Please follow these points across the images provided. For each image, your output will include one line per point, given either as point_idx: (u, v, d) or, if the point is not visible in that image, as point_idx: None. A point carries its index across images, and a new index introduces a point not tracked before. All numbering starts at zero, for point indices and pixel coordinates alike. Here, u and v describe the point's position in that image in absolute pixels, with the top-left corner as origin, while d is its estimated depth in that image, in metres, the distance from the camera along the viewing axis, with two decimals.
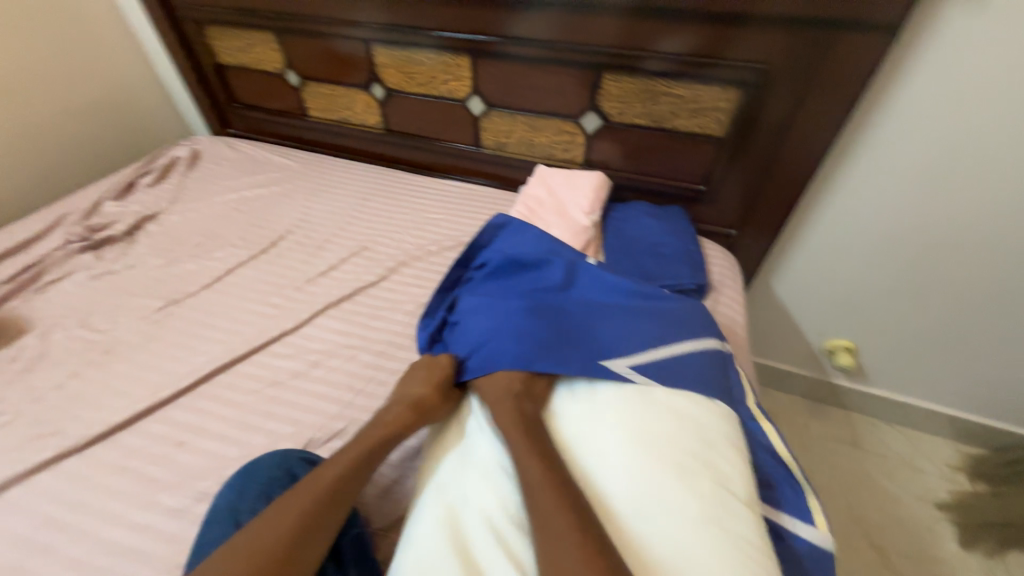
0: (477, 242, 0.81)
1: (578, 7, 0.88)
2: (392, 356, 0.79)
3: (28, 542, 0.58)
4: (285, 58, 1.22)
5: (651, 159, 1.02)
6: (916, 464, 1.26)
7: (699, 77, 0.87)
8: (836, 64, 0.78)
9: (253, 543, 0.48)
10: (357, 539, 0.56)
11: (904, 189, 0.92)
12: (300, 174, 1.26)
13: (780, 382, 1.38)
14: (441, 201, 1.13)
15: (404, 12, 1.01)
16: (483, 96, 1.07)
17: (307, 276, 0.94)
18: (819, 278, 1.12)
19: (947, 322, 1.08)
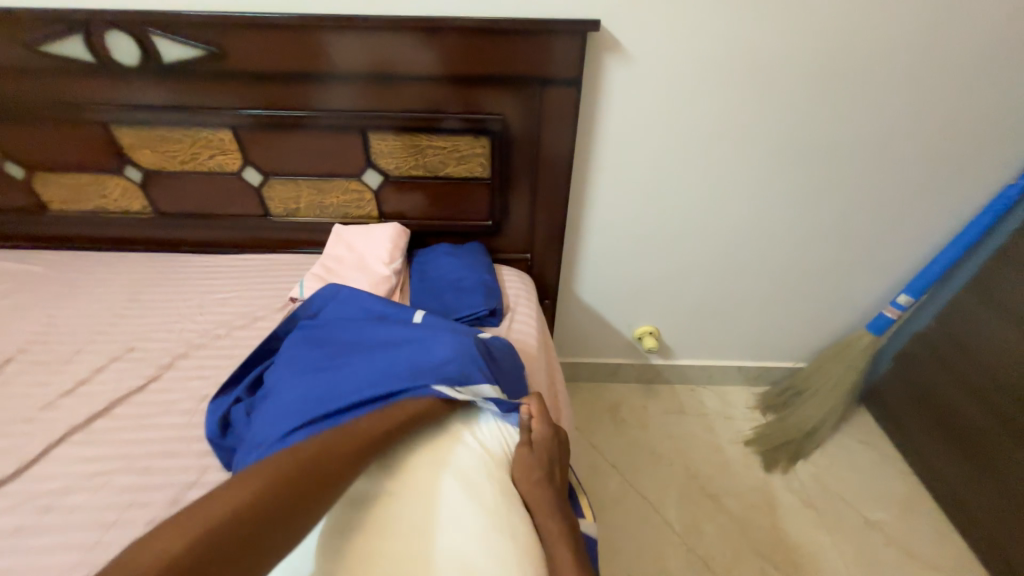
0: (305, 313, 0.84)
1: (380, 79, 0.93)
2: (161, 468, 0.68)
3: None
4: (1, 149, 1.03)
5: (439, 205, 1.10)
6: (727, 413, 1.51)
7: (456, 131, 0.99)
8: (552, 112, 0.96)
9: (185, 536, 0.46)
10: None
11: (638, 199, 1.14)
12: (44, 278, 1.05)
13: (616, 374, 1.56)
14: (231, 279, 1.04)
15: (143, 92, 0.94)
16: (257, 166, 1.04)
17: (44, 400, 0.77)
18: (609, 281, 1.31)
19: (706, 293, 1.36)
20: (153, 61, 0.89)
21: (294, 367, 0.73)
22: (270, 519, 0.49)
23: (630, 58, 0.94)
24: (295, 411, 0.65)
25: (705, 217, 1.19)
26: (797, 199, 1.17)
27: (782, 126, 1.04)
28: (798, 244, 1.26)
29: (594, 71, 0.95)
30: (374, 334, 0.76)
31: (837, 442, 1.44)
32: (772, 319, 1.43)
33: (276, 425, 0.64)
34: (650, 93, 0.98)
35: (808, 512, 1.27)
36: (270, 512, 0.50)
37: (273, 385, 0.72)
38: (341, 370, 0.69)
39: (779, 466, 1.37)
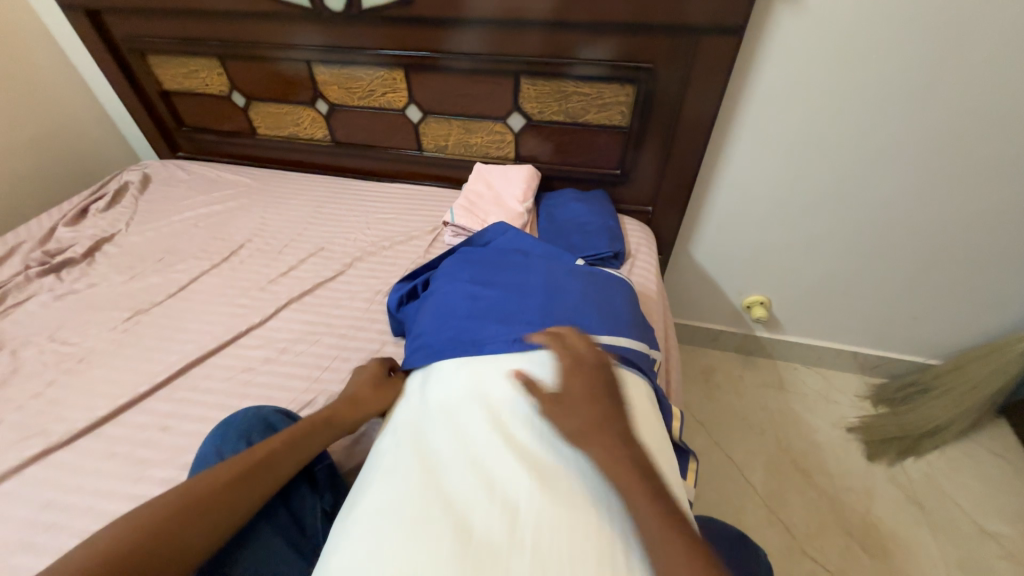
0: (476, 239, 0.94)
1: (516, 23, 1.00)
2: (354, 336, 0.88)
3: (31, 522, 0.64)
4: (230, 80, 1.29)
5: (572, 151, 1.17)
6: (832, 397, 1.46)
7: (601, 78, 1.03)
8: (706, 61, 0.95)
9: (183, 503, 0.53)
10: (328, 467, 0.67)
11: (779, 159, 1.10)
12: (254, 189, 1.33)
13: (714, 341, 1.56)
14: (391, 202, 1.23)
15: (341, 34, 1.11)
16: (419, 104, 1.19)
17: (268, 278, 1.02)
18: (727, 244, 1.29)
19: (836, 268, 1.28)
20: (351, 7, 1.05)
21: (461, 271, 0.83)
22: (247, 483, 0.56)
23: (803, 3, 0.89)
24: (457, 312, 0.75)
25: (851, 184, 1.11)
26: (978, 170, 1.03)
27: (975, 85, 0.92)
28: (966, 223, 1.12)
29: (761, 16, 0.92)
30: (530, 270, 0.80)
31: (961, 448, 1.32)
32: (909, 306, 1.32)
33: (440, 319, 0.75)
34: (818, 43, 0.92)
35: (909, 507, 1.22)
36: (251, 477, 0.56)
37: (441, 282, 0.83)
38: (500, 292, 0.76)
39: (885, 458, 1.31)
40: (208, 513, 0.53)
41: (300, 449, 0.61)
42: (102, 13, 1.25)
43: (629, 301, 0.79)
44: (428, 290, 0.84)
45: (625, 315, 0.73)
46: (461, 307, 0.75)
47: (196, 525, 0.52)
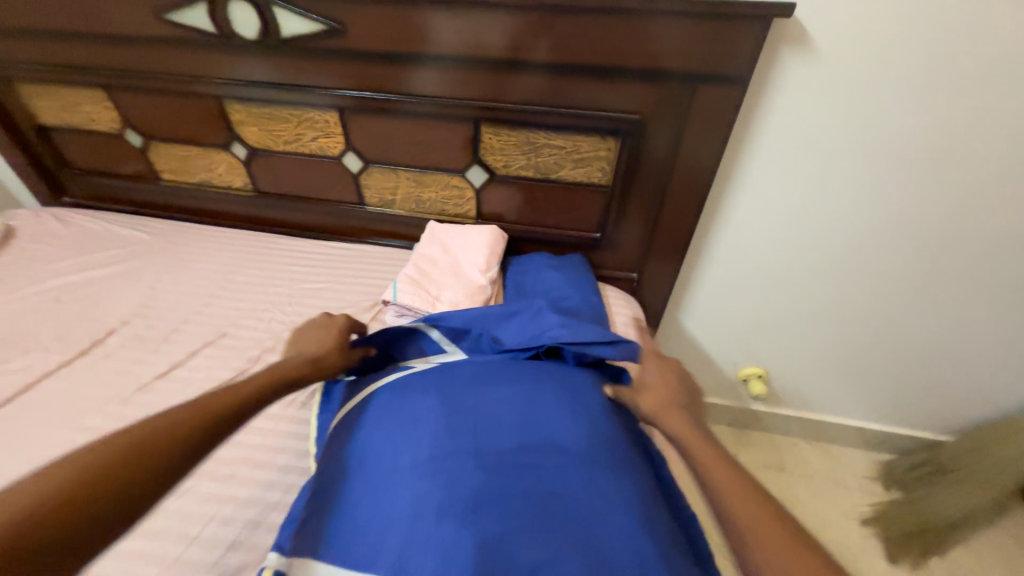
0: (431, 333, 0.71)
1: (473, 62, 0.82)
2: (245, 479, 0.62)
3: None
4: (123, 117, 1.05)
5: (545, 210, 0.98)
6: (839, 480, 1.29)
7: (577, 130, 0.86)
8: (704, 114, 0.80)
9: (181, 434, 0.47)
10: None
11: (777, 225, 0.96)
12: (152, 248, 1.06)
13: (706, 414, 1.38)
14: (322, 269, 1.00)
15: (258, 67, 0.90)
16: (358, 152, 0.98)
17: (141, 381, 0.75)
18: (722, 312, 1.13)
19: (843, 339, 1.14)
20: (270, 35, 0.84)
21: (439, 394, 0.60)
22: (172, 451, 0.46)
23: (815, 52, 0.75)
24: (424, 562, 0.44)
25: (857, 252, 0.98)
26: (1000, 240, 0.92)
27: (1001, 148, 0.81)
28: (984, 295, 1.00)
29: (765, 64, 0.78)
30: (614, 436, 0.57)
31: (984, 539, 1.18)
32: (920, 378, 1.19)
33: (405, 476, 0.51)
34: (827, 97, 0.79)
35: None
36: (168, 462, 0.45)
37: (401, 399, 0.61)
38: (397, 421, 0.58)
39: (908, 558, 1.14)
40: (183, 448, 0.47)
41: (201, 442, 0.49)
42: None
43: (622, 440, 0.57)
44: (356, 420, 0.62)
45: (581, 521, 0.47)
46: (455, 538, 0.45)
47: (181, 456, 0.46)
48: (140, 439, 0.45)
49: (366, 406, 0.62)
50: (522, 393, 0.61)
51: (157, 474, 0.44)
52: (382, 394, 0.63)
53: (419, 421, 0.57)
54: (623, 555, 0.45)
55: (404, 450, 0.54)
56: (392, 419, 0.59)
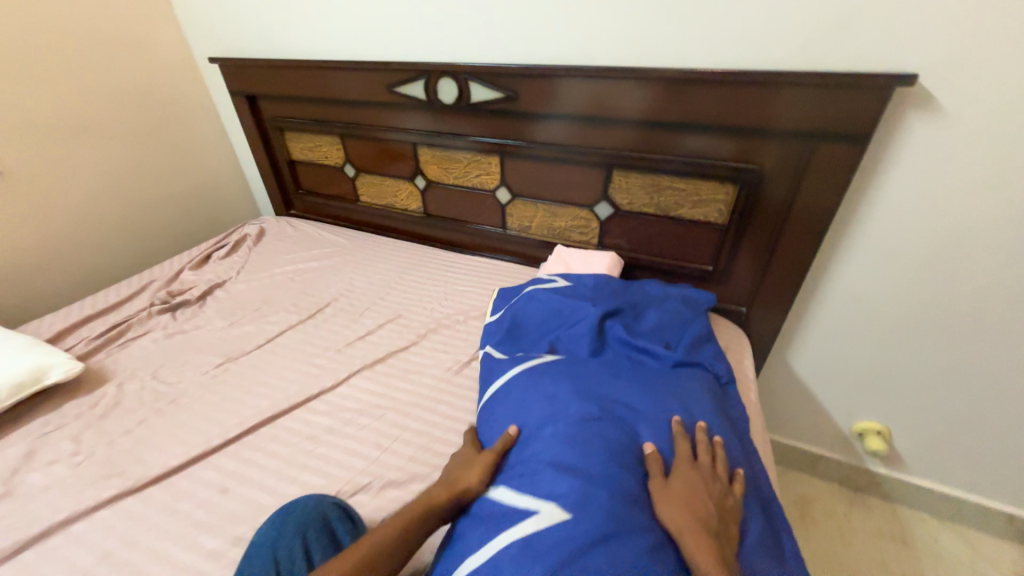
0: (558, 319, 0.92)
1: (613, 120, 1.02)
2: (418, 416, 0.85)
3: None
4: (346, 155, 1.46)
5: (661, 242, 1.12)
6: (980, 570, 1.13)
7: (698, 175, 1.00)
8: (823, 165, 0.88)
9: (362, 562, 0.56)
10: None
11: (901, 274, 0.96)
12: (348, 250, 1.42)
13: (813, 466, 1.32)
14: (469, 275, 1.25)
15: (446, 121, 1.22)
16: (509, 187, 1.23)
17: (347, 340, 1.04)
18: (836, 357, 1.12)
19: (988, 407, 1.04)
20: (461, 100, 1.15)
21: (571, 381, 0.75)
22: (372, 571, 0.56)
23: (942, 113, 0.81)
24: (570, 496, 0.57)
25: (1002, 311, 0.93)
26: None
27: None
28: None
29: (889, 124, 0.85)
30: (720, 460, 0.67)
31: None
32: None
33: (547, 440, 0.66)
34: (957, 153, 0.83)
35: None
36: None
37: (538, 380, 0.76)
38: (537, 397, 0.74)
39: None
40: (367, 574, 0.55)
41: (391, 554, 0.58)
42: (258, 97, 1.49)
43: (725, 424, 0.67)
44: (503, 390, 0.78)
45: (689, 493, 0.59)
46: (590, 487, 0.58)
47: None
48: (346, 568, 0.55)
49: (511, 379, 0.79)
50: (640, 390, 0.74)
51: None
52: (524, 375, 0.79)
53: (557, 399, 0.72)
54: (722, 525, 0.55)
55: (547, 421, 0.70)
56: (532, 394, 0.75)
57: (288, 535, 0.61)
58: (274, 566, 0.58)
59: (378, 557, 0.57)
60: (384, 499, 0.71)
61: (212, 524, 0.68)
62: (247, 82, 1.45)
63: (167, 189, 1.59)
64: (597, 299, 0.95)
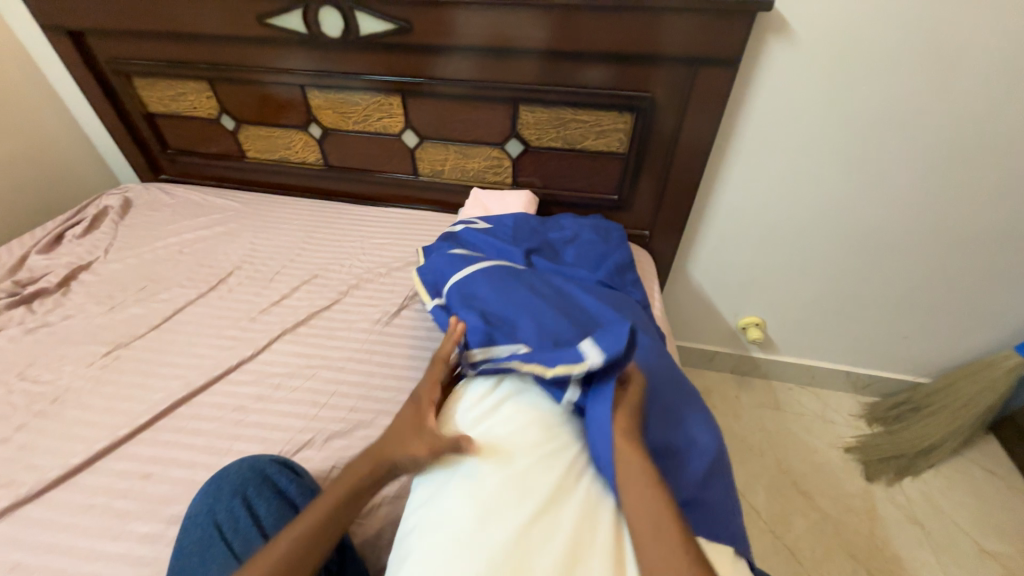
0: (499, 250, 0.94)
1: (514, 52, 1.01)
2: (352, 369, 0.84)
3: None
4: (220, 104, 1.26)
5: (571, 176, 1.17)
6: (828, 417, 1.46)
7: (599, 107, 1.04)
8: (703, 92, 0.97)
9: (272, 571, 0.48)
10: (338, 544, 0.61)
11: (769, 185, 1.13)
12: (242, 213, 1.28)
13: (710, 361, 1.56)
14: (385, 227, 1.21)
15: (334, 59, 1.10)
16: (415, 130, 1.18)
17: (260, 307, 0.97)
18: (723, 265, 1.30)
19: (832, 290, 1.30)
20: (349, 34, 1.05)
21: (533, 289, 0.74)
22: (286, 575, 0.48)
23: (793, 38, 0.92)
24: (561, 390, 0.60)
25: (840, 210, 1.14)
26: (957, 198, 1.08)
27: (952, 115, 0.96)
28: (950, 247, 1.16)
29: (754, 49, 0.95)
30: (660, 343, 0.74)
31: (954, 466, 1.34)
32: (898, 326, 1.34)
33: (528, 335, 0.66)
34: (806, 75, 0.96)
35: (908, 526, 1.23)
36: None
37: (499, 290, 0.74)
38: (505, 302, 0.72)
39: (884, 478, 1.32)
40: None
41: (311, 554, 0.50)
42: (86, 34, 1.21)
43: (643, 324, 0.77)
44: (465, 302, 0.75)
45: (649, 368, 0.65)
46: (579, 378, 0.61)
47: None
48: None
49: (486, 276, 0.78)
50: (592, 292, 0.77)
51: None
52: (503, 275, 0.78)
53: (526, 303, 0.71)
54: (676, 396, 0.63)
55: (517, 323, 0.68)
56: (498, 301, 0.72)
57: (223, 501, 0.59)
58: (219, 532, 0.57)
59: (295, 557, 0.49)
60: (328, 450, 0.72)
61: (139, 512, 0.66)
62: (64, 14, 1.16)
63: None
64: (518, 239, 0.97)
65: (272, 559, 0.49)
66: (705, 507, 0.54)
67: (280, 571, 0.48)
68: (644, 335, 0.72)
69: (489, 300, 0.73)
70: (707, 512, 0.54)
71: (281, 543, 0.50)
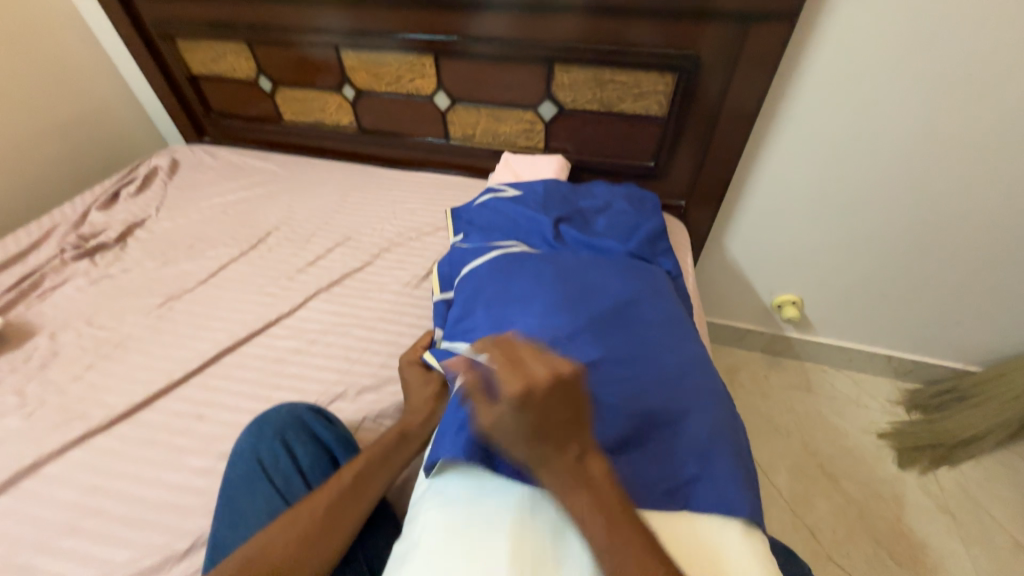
0: (525, 222, 0.92)
1: (551, 8, 0.96)
2: (382, 329, 0.87)
3: (79, 504, 0.68)
4: (257, 65, 1.28)
5: (605, 142, 1.13)
6: (862, 401, 1.41)
7: (639, 66, 0.99)
8: (754, 50, 0.90)
9: (335, 498, 0.56)
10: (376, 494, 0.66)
11: (820, 154, 1.05)
12: (279, 176, 1.32)
13: (741, 339, 1.52)
14: (417, 192, 1.21)
15: (368, 17, 1.09)
16: (447, 92, 1.16)
17: (297, 267, 1.01)
18: (763, 239, 1.25)
19: (881, 269, 1.22)
20: None
21: (550, 263, 0.73)
22: (346, 504, 0.56)
23: None
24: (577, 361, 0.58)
25: (898, 182, 1.06)
26: None
27: None
28: (1022, 226, 1.06)
29: None
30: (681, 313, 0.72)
31: (998, 458, 1.28)
32: (951, 311, 1.26)
33: (541, 308, 0.64)
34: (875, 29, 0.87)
35: (938, 515, 1.19)
36: (334, 515, 0.55)
37: (515, 265, 0.73)
38: (520, 277, 0.70)
39: (917, 466, 1.27)
40: (344, 509, 0.56)
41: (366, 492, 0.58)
42: None
43: (672, 294, 0.76)
44: (477, 280, 0.74)
45: (666, 338, 0.64)
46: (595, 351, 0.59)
47: (341, 513, 0.56)
48: (322, 502, 0.55)
49: (487, 264, 0.76)
50: (613, 262, 0.76)
51: (343, 525, 0.55)
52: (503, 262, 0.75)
53: (542, 276, 0.69)
54: (692, 366, 0.62)
55: (532, 298, 0.66)
56: (513, 276, 0.71)
57: (267, 442, 0.63)
58: (262, 469, 0.62)
59: (354, 491, 0.58)
60: (360, 403, 0.76)
61: (194, 448, 0.72)
62: None
63: (43, 120, 1.35)
64: (548, 207, 0.96)
65: (336, 487, 0.57)
66: (708, 480, 0.52)
67: (343, 499, 0.56)
68: (671, 305, 0.71)
69: (502, 275, 0.72)
70: (710, 486, 0.52)
71: (340, 478, 0.58)
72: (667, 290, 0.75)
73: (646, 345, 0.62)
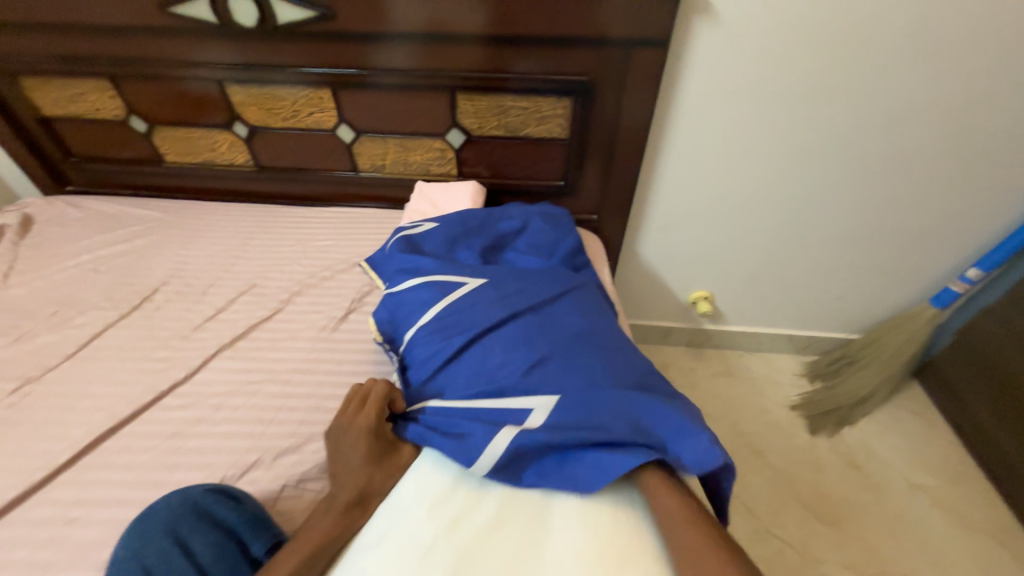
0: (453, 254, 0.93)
1: (445, 39, 0.97)
2: (298, 381, 0.80)
3: None
4: (127, 103, 1.15)
5: (516, 164, 1.16)
6: (774, 378, 1.56)
7: (537, 92, 1.03)
8: (637, 74, 0.98)
9: None
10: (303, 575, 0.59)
11: (706, 165, 1.17)
12: (166, 223, 1.18)
13: (666, 337, 1.62)
14: (328, 228, 1.15)
15: (252, 50, 1.02)
16: (350, 124, 1.12)
17: (193, 324, 0.90)
18: (671, 244, 1.35)
19: (772, 260, 1.37)
20: (266, 23, 0.97)
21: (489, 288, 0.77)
22: None
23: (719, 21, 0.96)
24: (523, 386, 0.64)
25: (771, 185, 1.20)
26: (873, 168, 1.16)
27: (865, 87, 1.03)
28: (870, 214, 1.25)
29: (682, 32, 0.98)
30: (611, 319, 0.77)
31: (885, 411, 1.47)
32: (831, 289, 1.44)
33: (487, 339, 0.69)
34: (732, 55, 1.00)
35: (848, 471, 1.34)
36: None
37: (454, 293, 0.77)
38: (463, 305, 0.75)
39: (825, 430, 1.43)
40: None
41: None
42: None
43: (602, 301, 0.81)
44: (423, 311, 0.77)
45: (600, 348, 0.69)
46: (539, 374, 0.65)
47: None
48: None
49: (428, 293, 0.78)
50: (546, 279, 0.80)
51: None
52: (460, 282, 0.78)
53: (484, 304, 0.74)
54: (624, 370, 0.68)
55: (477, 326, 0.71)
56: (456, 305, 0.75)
57: (154, 541, 0.54)
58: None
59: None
60: (278, 469, 0.68)
61: (67, 560, 0.60)
62: None
63: None
64: (464, 238, 0.96)
65: None
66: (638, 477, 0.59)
67: None
68: (600, 314, 0.76)
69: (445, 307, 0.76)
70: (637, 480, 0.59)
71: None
72: (598, 299, 0.80)
73: (583, 358, 0.67)
